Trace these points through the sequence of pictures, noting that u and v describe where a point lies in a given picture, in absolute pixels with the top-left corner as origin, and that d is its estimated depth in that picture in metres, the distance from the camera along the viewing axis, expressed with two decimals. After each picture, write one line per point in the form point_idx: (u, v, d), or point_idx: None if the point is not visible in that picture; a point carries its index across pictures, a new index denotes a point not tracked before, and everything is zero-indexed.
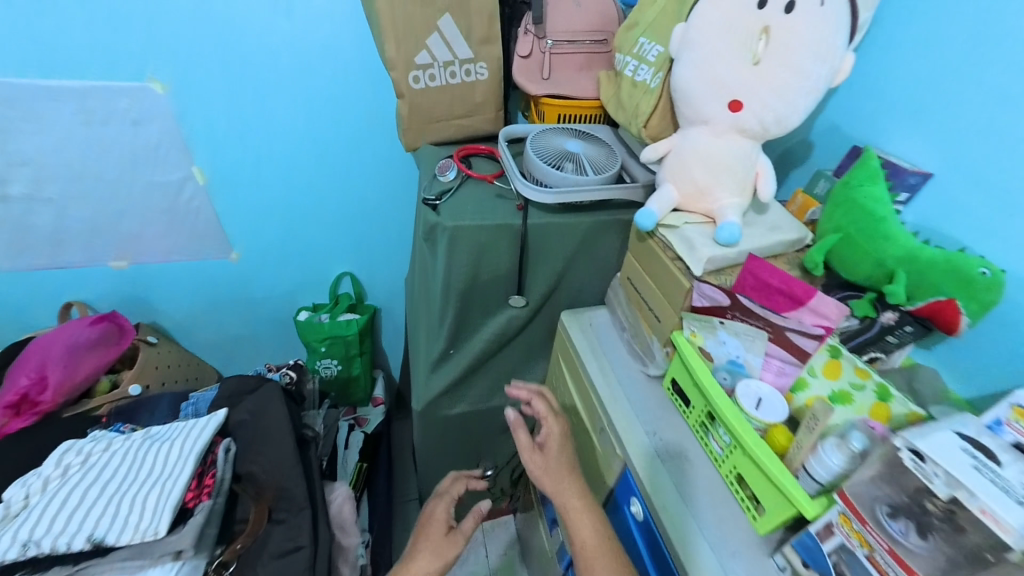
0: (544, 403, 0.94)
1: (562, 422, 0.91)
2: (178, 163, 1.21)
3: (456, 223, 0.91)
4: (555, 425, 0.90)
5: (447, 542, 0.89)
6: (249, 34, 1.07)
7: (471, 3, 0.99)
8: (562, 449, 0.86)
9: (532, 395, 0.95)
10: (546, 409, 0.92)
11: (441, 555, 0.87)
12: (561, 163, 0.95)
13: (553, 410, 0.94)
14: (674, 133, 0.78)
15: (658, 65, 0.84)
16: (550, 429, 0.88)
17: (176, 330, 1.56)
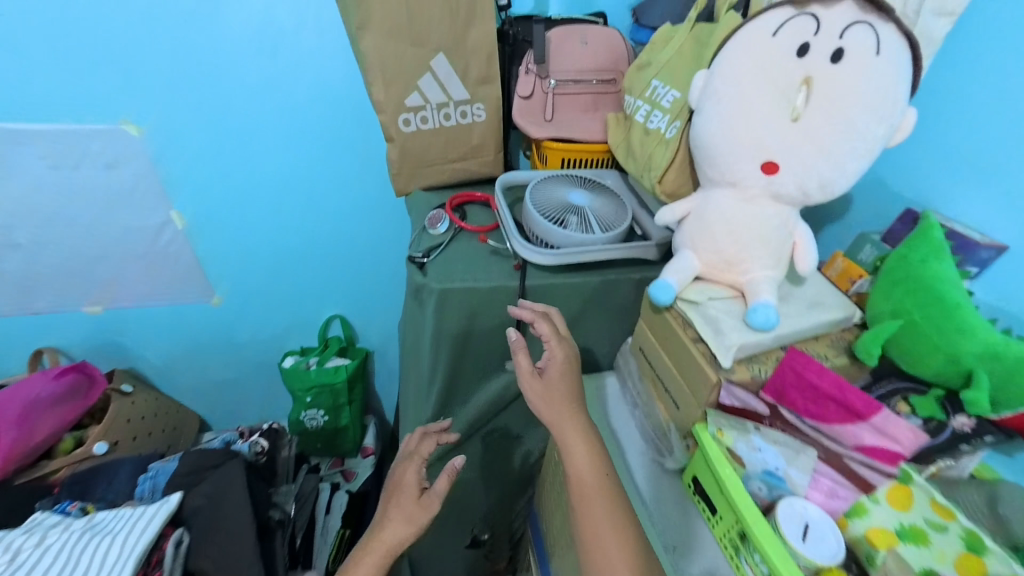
0: (557, 322, 0.77)
1: (573, 349, 0.75)
2: (156, 206, 1.14)
3: (445, 284, 0.80)
4: (567, 349, 0.74)
5: (418, 507, 0.73)
6: (231, 73, 1.01)
7: (468, 43, 0.91)
8: (568, 377, 0.72)
9: (545, 315, 0.77)
10: (557, 335, 0.75)
11: (412, 524, 0.72)
12: (564, 218, 0.84)
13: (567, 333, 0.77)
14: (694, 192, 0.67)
15: (674, 112, 0.75)
16: (558, 354, 0.73)
17: (155, 375, 1.47)
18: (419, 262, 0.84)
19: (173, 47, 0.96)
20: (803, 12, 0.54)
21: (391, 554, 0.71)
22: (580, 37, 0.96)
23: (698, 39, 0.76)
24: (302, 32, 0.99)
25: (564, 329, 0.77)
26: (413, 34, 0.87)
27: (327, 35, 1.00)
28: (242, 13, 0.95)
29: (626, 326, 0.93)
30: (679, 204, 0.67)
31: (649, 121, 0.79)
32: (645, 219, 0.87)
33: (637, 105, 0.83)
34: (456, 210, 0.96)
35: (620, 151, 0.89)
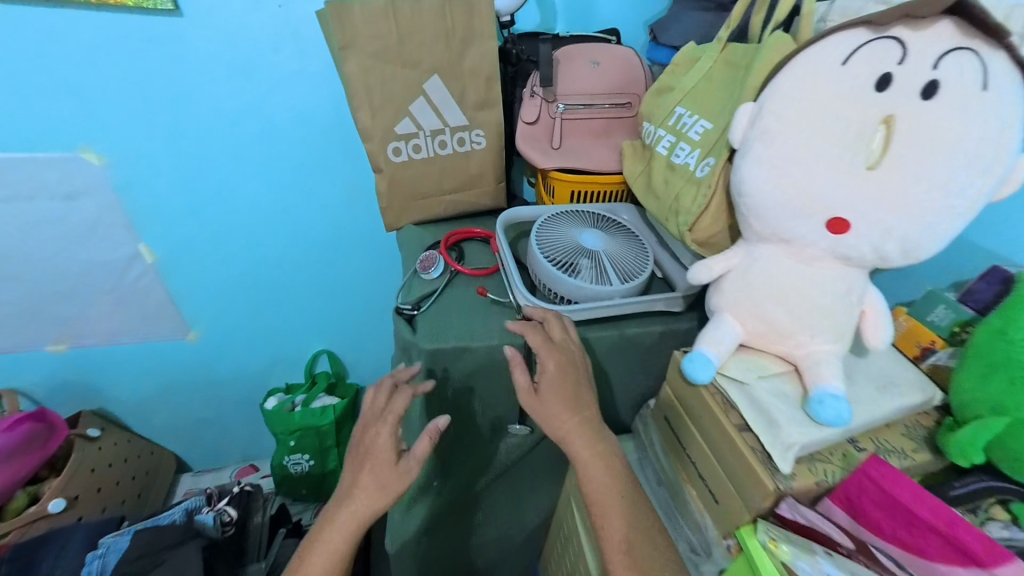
0: (552, 327, 0.66)
1: (570, 358, 0.63)
2: (122, 238, 1.03)
3: (437, 345, 0.68)
4: (563, 359, 0.63)
5: (396, 476, 0.59)
6: (202, 96, 0.90)
7: (465, 64, 0.81)
8: (568, 393, 0.61)
9: (534, 324, 0.66)
10: (549, 344, 0.64)
11: (385, 494, 0.58)
12: (575, 264, 0.73)
13: (565, 338, 0.66)
14: (734, 247, 0.56)
15: (705, 146, 0.64)
16: (554, 366, 0.62)
17: (126, 416, 1.35)
18: (408, 314, 0.73)
19: (136, 68, 0.86)
20: (883, 37, 0.43)
21: (359, 527, 0.59)
22: (591, 56, 0.85)
23: (732, 63, 0.67)
24: (281, 50, 0.88)
25: (562, 334, 0.65)
26: (403, 55, 0.77)
27: (309, 53, 0.90)
28: (214, 31, 0.85)
29: (646, 381, 0.81)
30: (717, 260, 0.56)
31: (675, 154, 0.69)
32: (668, 265, 0.76)
33: (659, 135, 0.73)
34: (453, 249, 0.85)
35: (638, 186, 0.79)
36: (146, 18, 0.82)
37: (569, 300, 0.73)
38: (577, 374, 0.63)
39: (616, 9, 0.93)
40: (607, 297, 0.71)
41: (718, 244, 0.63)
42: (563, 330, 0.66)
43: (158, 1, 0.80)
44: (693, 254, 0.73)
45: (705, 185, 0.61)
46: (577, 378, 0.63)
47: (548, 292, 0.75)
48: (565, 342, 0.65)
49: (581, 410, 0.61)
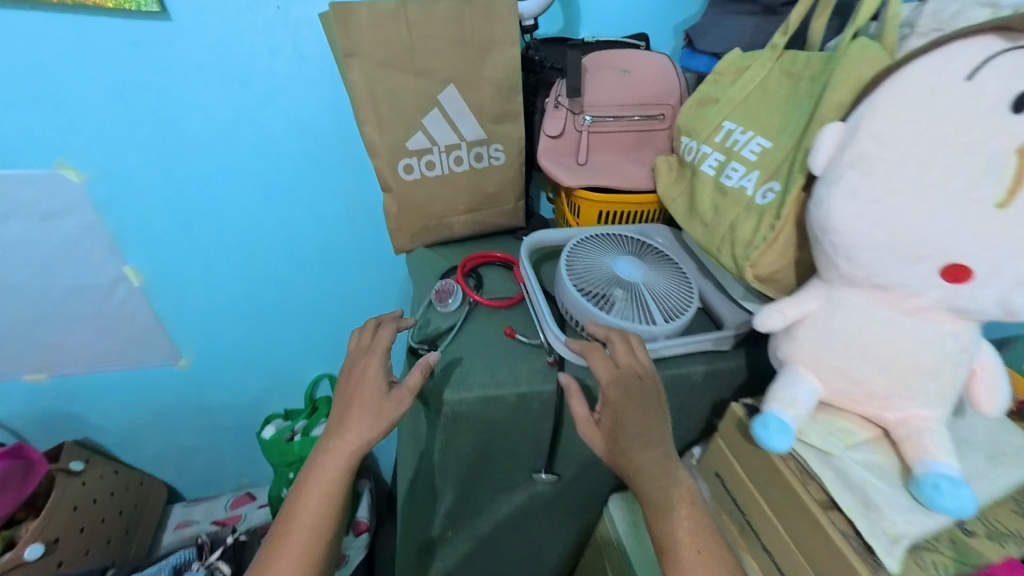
0: (617, 351, 0.58)
1: (638, 386, 0.56)
2: (103, 262, 0.93)
3: (457, 396, 0.60)
4: (634, 390, 0.55)
5: (388, 404, 0.58)
6: (189, 109, 0.81)
7: (484, 73, 0.73)
8: (636, 424, 0.54)
9: (596, 348, 0.59)
10: (614, 372, 0.57)
11: (376, 423, 0.57)
12: (611, 299, 0.65)
13: (637, 362, 0.58)
14: (809, 289, 0.48)
15: (766, 169, 0.56)
16: (618, 398, 0.55)
17: (110, 447, 1.25)
18: (425, 356, 0.66)
19: (116, 79, 0.76)
20: (1022, 46, 0.37)
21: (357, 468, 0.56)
22: (621, 64, 0.77)
23: (793, 74, 0.59)
24: (278, 56, 0.79)
25: (631, 359, 0.57)
26: (416, 63, 0.69)
27: (308, 60, 0.80)
28: (203, 36, 0.75)
29: (685, 421, 0.74)
30: (790, 303, 0.48)
31: (725, 176, 0.61)
32: (712, 297, 0.68)
33: (704, 153, 0.66)
34: (470, 275, 0.77)
35: (678, 208, 0.71)
36: (125, 22, 0.72)
37: None
38: (651, 405, 0.56)
39: (645, 12, 0.86)
40: (648, 338, 0.63)
41: (782, 280, 0.55)
42: (631, 354, 0.58)
43: (141, 3, 0.70)
44: (744, 286, 0.64)
45: (769, 214, 0.53)
46: (649, 409, 0.55)
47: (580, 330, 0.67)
48: (636, 368, 0.57)
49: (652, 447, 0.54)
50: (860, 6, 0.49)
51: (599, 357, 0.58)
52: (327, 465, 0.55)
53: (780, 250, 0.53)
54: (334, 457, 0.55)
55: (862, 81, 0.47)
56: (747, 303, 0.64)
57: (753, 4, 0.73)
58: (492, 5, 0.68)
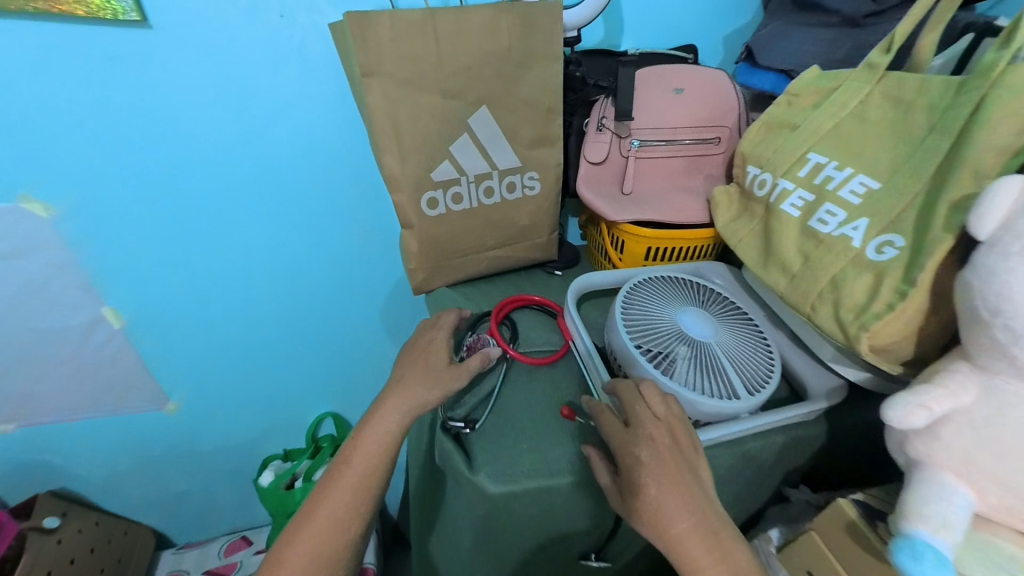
0: (628, 405, 0.49)
1: (653, 446, 0.46)
2: (78, 302, 0.82)
3: (509, 489, 0.50)
4: (649, 446, 0.46)
5: (443, 384, 0.55)
6: (176, 132, 0.69)
7: (521, 93, 0.63)
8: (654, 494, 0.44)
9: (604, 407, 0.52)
10: (625, 432, 0.48)
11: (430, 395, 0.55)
12: (678, 362, 0.55)
13: (653, 413, 0.48)
14: (950, 377, 0.39)
15: (878, 216, 0.47)
16: (631, 457, 0.46)
17: (89, 499, 1.12)
18: (464, 434, 0.55)
19: (89, 99, 0.64)
20: None
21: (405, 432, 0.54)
22: (674, 82, 0.67)
23: (902, 100, 0.49)
24: (281, 70, 0.68)
25: (643, 411, 0.48)
26: (444, 82, 0.59)
27: (314, 74, 0.70)
28: (190, 48, 0.64)
29: (754, 492, 0.64)
30: (935, 397, 0.38)
31: (816, 219, 0.51)
32: (792, 358, 0.59)
33: (784, 188, 0.56)
34: (506, 323, 0.67)
35: (749, 252, 0.60)
36: (99, 32, 0.61)
37: None
38: (674, 460, 0.46)
39: (695, 21, 0.75)
40: (727, 416, 0.53)
41: (897, 350, 0.46)
42: (643, 405, 0.49)
43: (119, 10, 0.59)
44: (834, 347, 0.55)
45: (891, 277, 0.44)
46: (673, 472, 0.45)
47: None
48: (649, 420, 0.48)
49: (679, 523, 0.43)
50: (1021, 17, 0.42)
51: (608, 416, 0.50)
52: (382, 424, 0.55)
53: (907, 320, 0.43)
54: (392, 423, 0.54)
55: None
56: (837, 366, 0.55)
57: (830, 16, 0.64)
58: (534, 15, 0.58)
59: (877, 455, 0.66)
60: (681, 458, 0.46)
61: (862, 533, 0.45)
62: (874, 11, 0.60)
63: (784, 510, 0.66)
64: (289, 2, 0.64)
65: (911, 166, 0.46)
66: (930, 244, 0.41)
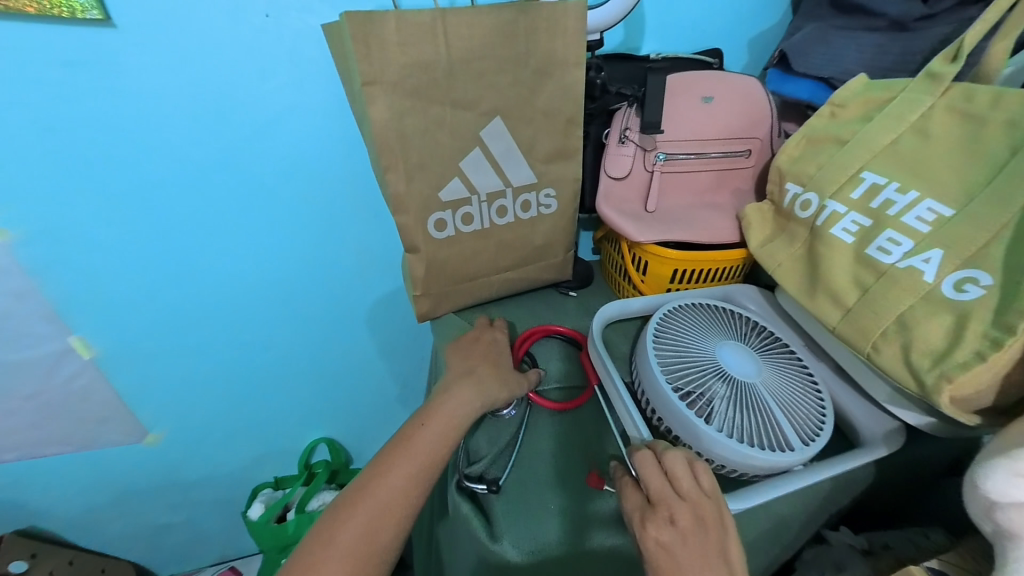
0: (646, 476, 0.44)
1: (671, 528, 0.41)
2: (42, 332, 0.73)
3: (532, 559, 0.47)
4: (670, 529, 0.41)
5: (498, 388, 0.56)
6: (149, 146, 0.62)
7: (540, 103, 0.56)
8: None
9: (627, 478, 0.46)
10: (646, 511, 0.43)
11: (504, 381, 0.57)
12: (721, 408, 0.48)
13: (675, 489, 0.43)
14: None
15: (956, 247, 0.42)
16: (652, 543, 0.41)
17: (61, 539, 1.03)
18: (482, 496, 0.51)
19: (48, 110, 0.56)
20: None
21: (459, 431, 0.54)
22: (703, 90, 0.62)
23: (973, 116, 0.45)
24: (270, 76, 0.61)
25: (663, 486, 0.43)
26: (455, 92, 0.52)
27: (307, 82, 0.63)
28: (160, 49, 0.56)
29: (797, 542, 0.58)
30: None
31: (876, 247, 0.46)
32: (841, 397, 0.53)
33: (833, 210, 0.50)
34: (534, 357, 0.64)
35: (790, 279, 0.53)
36: (54, 32, 0.53)
37: (719, 466, 0.48)
38: (699, 544, 0.41)
39: (722, 23, 0.70)
40: (780, 469, 0.47)
41: (977, 400, 0.40)
42: (661, 478, 0.44)
43: (76, 7, 0.52)
44: (890, 387, 0.49)
45: (976, 321, 0.39)
46: (698, 557, 0.40)
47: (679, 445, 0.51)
48: (670, 498, 0.42)
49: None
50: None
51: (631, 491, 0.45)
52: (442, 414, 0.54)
53: (995, 368, 0.38)
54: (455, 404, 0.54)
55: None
56: (893, 409, 0.49)
57: (875, 19, 0.59)
58: (557, 17, 0.52)
59: (924, 494, 0.61)
60: (708, 540, 0.41)
61: None
62: (926, 15, 0.56)
63: (823, 554, 0.58)
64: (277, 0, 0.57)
65: (992, 193, 0.41)
66: None
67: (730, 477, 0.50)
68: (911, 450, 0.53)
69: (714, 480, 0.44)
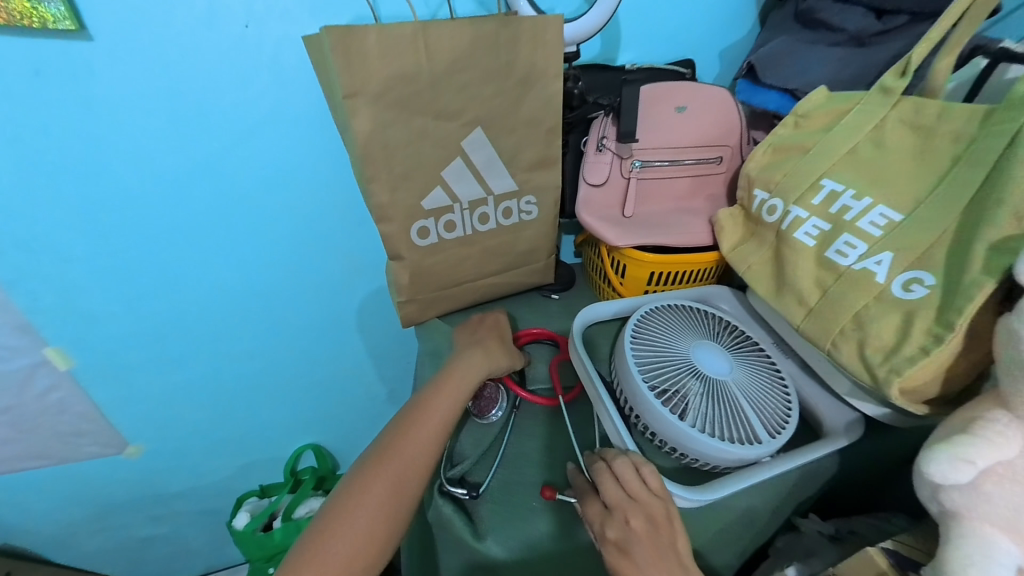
0: (603, 484, 0.48)
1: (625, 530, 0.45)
2: (15, 345, 0.72)
3: (512, 556, 0.49)
4: (625, 532, 0.45)
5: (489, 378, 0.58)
6: (124, 157, 0.61)
7: (522, 114, 0.58)
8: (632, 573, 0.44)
9: (585, 485, 0.50)
10: (604, 515, 0.47)
11: (494, 364, 0.59)
12: (695, 405, 0.51)
13: (627, 494, 0.47)
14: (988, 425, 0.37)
15: (904, 251, 0.45)
16: (610, 544, 0.46)
17: (38, 556, 1.00)
18: (465, 500, 0.52)
19: (19, 120, 0.56)
20: None
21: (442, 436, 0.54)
22: (677, 99, 0.64)
23: (923, 127, 0.48)
24: (249, 85, 0.61)
25: (617, 491, 0.47)
26: (437, 104, 0.54)
27: (288, 90, 0.63)
28: (137, 59, 0.56)
29: (769, 529, 0.61)
30: (979, 451, 0.36)
31: (834, 250, 0.49)
32: (808, 391, 0.57)
33: (796, 216, 0.53)
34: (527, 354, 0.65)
35: (761, 280, 0.56)
36: (27, 43, 0.52)
37: (694, 459, 0.51)
38: (651, 540, 0.45)
39: (694, 34, 0.72)
40: (749, 461, 0.50)
41: (924, 392, 0.44)
42: (615, 484, 0.47)
43: (49, 16, 0.51)
44: (851, 381, 0.52)
45: (923, 318, 0.42)
46: (653, 550, 0.45)
47: (655, 441, 0.53)
48: (624, 503, 0.46)
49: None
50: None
51: (588, 498, 0.49)
52: (437, 403, 0.55)
53: (939, 362, 0.41)
54: (447, 394, 0.56)
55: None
56: (853, 401, 0.53)
57: (836, 34, 0.62)
58: (536, 30, 0.53)
59: (887, 481, 0.65)
60: (660, 536, 0.45)
61: None
62: (881, 31, 0.59)
63: (796, 542, 0.61)
64: (256, 10, 0.57)
65: (937, 199, 0.45)
66: (969, 286, 0.40)
67: (703, 470, 0.53)
68: (872, 439, 0.56)
69: (663, 483, 0.47)
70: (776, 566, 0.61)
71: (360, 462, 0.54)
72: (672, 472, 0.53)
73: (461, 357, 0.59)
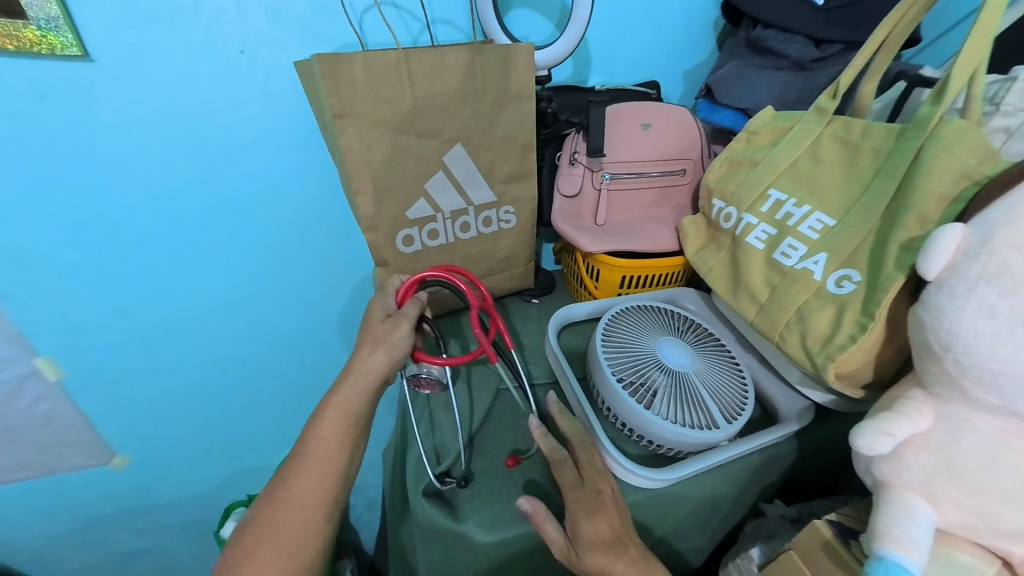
0: (582, 460, 0.53)
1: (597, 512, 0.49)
2: (6, 355, 0.73)
3: (496, 538, 0.52)
4: (599, 499, 0.50)
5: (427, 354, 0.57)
6: (120, 173, 0.64)
7: (498, 132, 0.63)
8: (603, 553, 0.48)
9: (562, 458, 0.53)
10: (579, 489, 0.51)
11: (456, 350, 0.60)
12: (659, 395, 0.55)
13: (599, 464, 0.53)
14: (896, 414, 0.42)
15: (837, 251, 0.51)
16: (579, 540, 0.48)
17: (18, 572, 0.98)
18: (447, 491, 0.55)
19: (20, 138, 0.59)
20: None
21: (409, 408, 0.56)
22: (643, 118, 0.69)
23: (850, 143, 0.54)
24: (241, 106, 0.65)
25: (591, 467, 0.52)
26: (419, 123, 0.58)
27: (279, 110, 0.67)
28: (135, 80, 0.59)
29: (737, 513, 0.65)
30: (897, 424, 0.41)
31: (780, 252, 0.54)
32: (764, 381, 0.62)
33: (748, 222, 0.59)
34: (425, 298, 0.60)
35: (718, 282, 0.61)
36: (33, 66, 0.56)
37: (659, 445, 0.56)
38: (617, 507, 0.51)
39: (658, 58, 0.79)
40: (709, 445, 0.55)
41: (858, 376, 0.49)
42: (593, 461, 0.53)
43: (58, 43, 0.55)
44: (801, 371, 0.57)
45: (852, 310, 0.48)
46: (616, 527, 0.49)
47: (625, 430, 0.58)
48: (597, 475, 0.52)
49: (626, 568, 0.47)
50: (948, 76, 0.46)
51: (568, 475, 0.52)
52: None
53: (867, 347, 0.47)
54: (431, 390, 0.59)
55: (965, 170, 0.44)
56: (804, 390, 0.58)
57: (781, 59, 0.69)
58: (509, 58, 0.59)
59: (845, 468, 0.69)
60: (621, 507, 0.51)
61: (839, 553, 0.46)
62: (819, 57, 0.67)
63: (760, 525, 0.65)
64: (250, 38, 0.61)
65: (862, 207, 0.50)
66: (885, 280, 0.45)
67: (668, 455, 0.57)
68: (824, 425, 0.61)
69: (623, 467, 0.53)
70: (742, 548, 0.64)
71: (347, 455, 0.56)
72: (640, 458, 0.57)
73: (356, 353, 0.57)
